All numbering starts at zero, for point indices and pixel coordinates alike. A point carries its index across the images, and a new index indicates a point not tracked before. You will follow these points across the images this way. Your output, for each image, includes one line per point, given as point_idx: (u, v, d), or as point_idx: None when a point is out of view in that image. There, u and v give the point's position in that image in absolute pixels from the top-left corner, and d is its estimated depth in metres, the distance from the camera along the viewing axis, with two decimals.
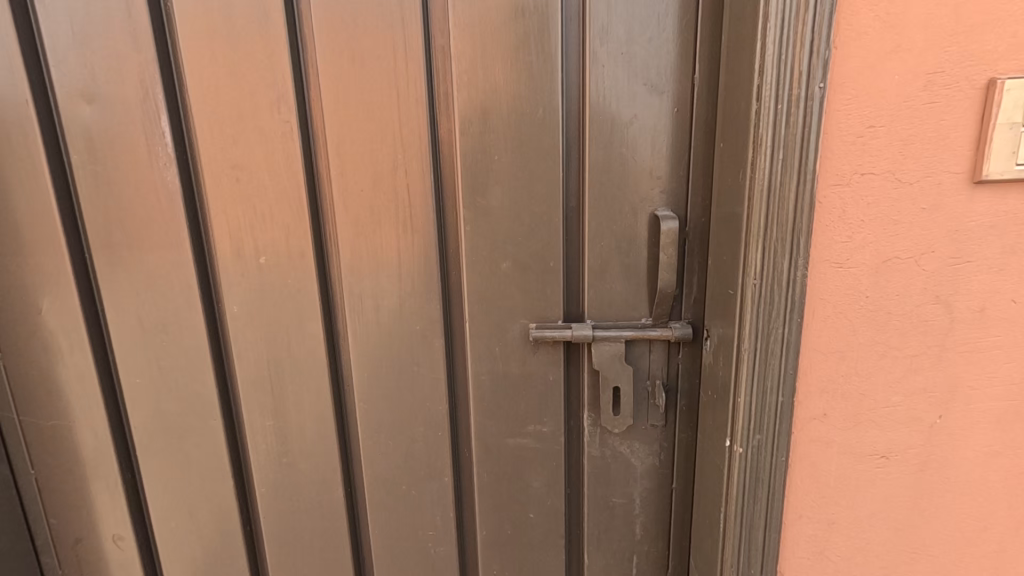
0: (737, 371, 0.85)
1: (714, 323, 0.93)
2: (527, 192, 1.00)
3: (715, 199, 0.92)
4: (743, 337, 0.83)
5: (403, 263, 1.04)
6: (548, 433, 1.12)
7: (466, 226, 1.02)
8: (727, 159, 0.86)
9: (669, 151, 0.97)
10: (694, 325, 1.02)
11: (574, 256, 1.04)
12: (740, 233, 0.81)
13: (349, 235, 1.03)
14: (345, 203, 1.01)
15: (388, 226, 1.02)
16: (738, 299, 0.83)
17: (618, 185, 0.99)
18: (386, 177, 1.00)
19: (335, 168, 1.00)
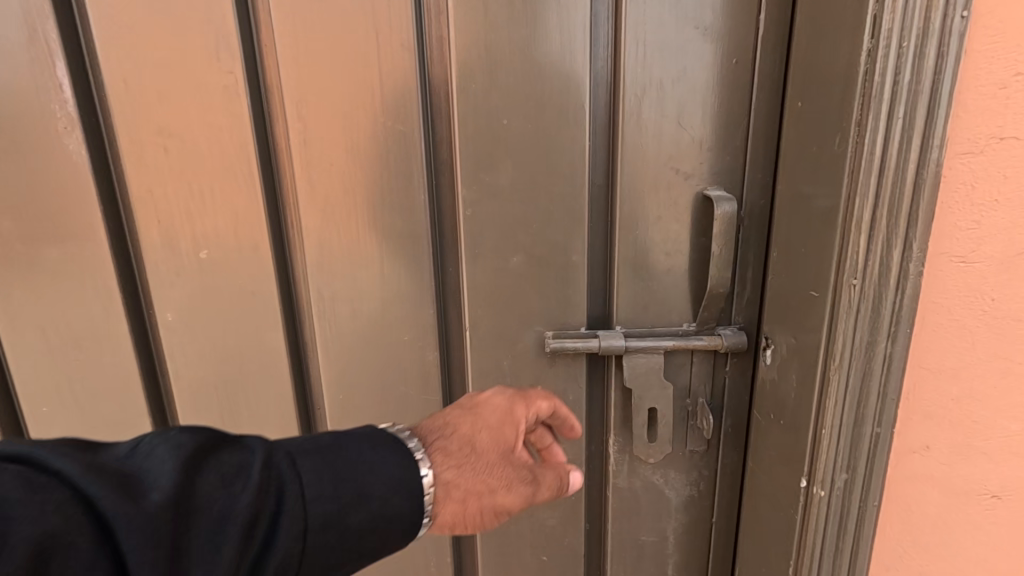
0: (821, 394, 0.67)
1: (779, 330, 0.74)
2: (544, 166, 0.79)
3: (782, 176, 0.73)
4: (833, 352, 0.64)
5: (388, 257, 0.82)
6: (565, 461, 0.93)
7: (467, 211, 0.81)
8: (809, 122, 0.66)
9: (724, 115, 0.77)
10: (748, 332, 0.84)
11: (600, 248, 0.84)
12: (833, 217, 0.62)
13: (316, 224, 0.80)
14: (311, 183, 0.79)
15: (367, 212, 0.80)
16: (827, 303, 0.64)
17: (659, 159, 0.79)
18: (363, 147, 0.78)
19: (295, 137, 0.77)
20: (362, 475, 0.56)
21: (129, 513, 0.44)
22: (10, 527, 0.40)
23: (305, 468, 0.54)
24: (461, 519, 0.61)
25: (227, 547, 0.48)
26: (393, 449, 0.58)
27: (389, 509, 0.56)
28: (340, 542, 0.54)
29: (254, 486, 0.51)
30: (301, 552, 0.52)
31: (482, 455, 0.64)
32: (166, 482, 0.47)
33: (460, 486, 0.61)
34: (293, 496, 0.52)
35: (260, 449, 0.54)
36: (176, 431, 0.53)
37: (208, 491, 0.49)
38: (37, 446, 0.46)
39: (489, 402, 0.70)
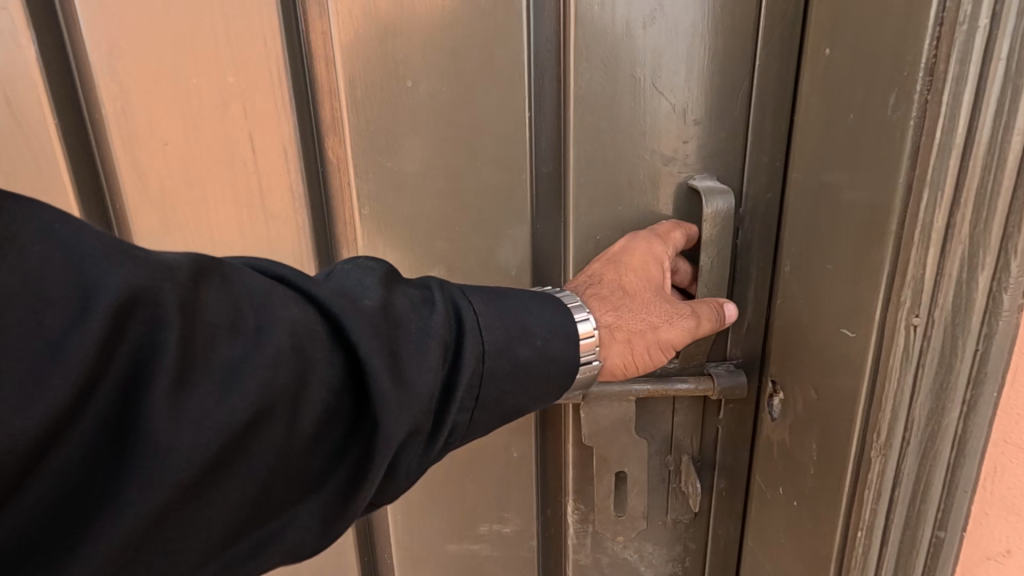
0: (857, 479, 0.46)
1: (791, 378, 0.53)
2: (468, 146, 0.57)
3: (796, 160, 0.51)
4: (880, 424, 0.43)
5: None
6: (511, 534, 0.72)
7: (363, 209, 0.58)
8: (842, 78, 0.44)
9: (718, 73, 0.55)
10: (748, 369, 0.63)
11: (551, 260, 0.62)
12: (885, 222, 0.40)
13: (151, 228, 0.58)
14: (139, 171, 0.56)
15: (221, 212, 0.58)
16: (869, 350, 0.43)
17: (626, 137, 0.57)
18: (208, 119, 0.55)
19: (108, 102, 0.54)
20: (528, 314, 0.48)
21: (353, 312, 0.41)
22: (267, 308, 0.38)
23: (478, 295, 0.48)
24: (631, 363, 0.55)
25: (433, 356, 0.43)
26: (550, 297, 0.51)
27: (559, 351, 0.48)
28: (521, 371, 0.47)
29: (442, 305, 0.45)
30: (501, 374, 0.46)
31: (634, 299, 0.55)
32: (378, 292, 0.43)
33: (622, 326, 0.54)
34: (474, 324, 0.46)
35: (434, 282, 0.48)
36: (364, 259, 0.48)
37: (407, 306, 0.44)
38: (259, 261, 0.43)
39: (625, 247, 0.56)
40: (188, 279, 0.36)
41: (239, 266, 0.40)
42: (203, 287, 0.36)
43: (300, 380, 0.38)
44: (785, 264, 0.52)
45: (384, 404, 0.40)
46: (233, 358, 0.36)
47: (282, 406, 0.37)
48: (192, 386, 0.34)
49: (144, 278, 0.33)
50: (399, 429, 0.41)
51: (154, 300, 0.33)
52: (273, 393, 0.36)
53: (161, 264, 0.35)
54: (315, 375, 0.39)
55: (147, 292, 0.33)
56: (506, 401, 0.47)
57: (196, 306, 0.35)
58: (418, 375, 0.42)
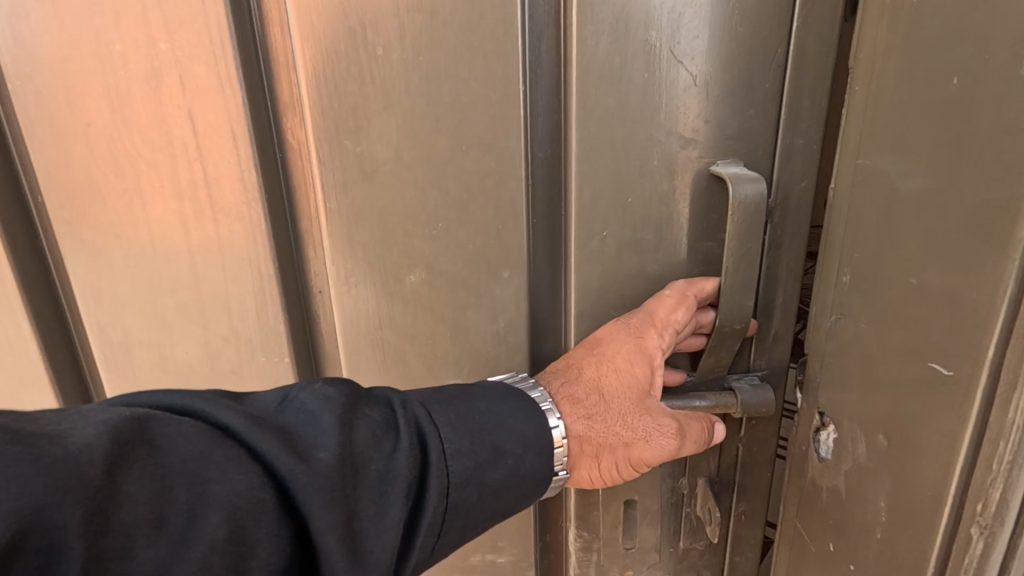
0: (950, 554, 0.37)
1: (849, 414, 0.46)
2: (451, 127, 0.48)
3: (868, 144, 0.43)
4: (988, 496, 0.34)
5: (205, 279, 0.51)
6: (505, 565, 0.64)
7: (328, 202, 0.50)
8: (939, 47, 0.36)
9: (749, 36, 0.46)
10: (772, 383, 0.56)
11: (547, 260, 0.53)
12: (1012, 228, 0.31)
13: (80, 227, 0.49)
14: (58, 160, 0.47)
15: (158, 207, 0.49)
16: (975, 390, 0.34)
17: (638, 115, 0.48)
18: (139, 95, 0.46)
19: (16, 75, 0.45)
20: (499, 428, 0.45)
21: (306, 473, 0.35)
22: (202, 483, 0.33)
23: (444, 420, 0.43)
24: (597, 476, 0.51)
25: (395, 510, 0.38)
26: (527, 402, 0.47)
27: (531, 466, 0.45)
28: (490, 497, 0.43)
29: (405, 442, 0.41)
30: (470, 506, 0.43)
31: (608, 407, 0.50)
32: (336, 437, 0.38)
33: (592, 439, 0.50)
34: (439, 453, 0.42)
35: (396, 403, 0.43)
36: (319, 380, 0.42)
37: (366, 446, 0.39)
38: (194, 399, 0.37)
39: (609, 340, 0.50)
40: (100, 475, 0.30)
41: (171, 425, 0.34)
42: (118, 475, 0.31)
43: (239, 569, 0.32)
44: (845, 275, 0.46)
45: None
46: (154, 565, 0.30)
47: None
48: None
49: (43, 493, 0.28)
50: None
51: (53, 519, 0.28)
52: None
53: (60, 466, 0.29)
54: (257, 559, 0.33)
55: (43, 513, 0.28)
56: (470, 529, 0.43)
57: (112, 501, 0.30)
58: (377, 541, 0.37)
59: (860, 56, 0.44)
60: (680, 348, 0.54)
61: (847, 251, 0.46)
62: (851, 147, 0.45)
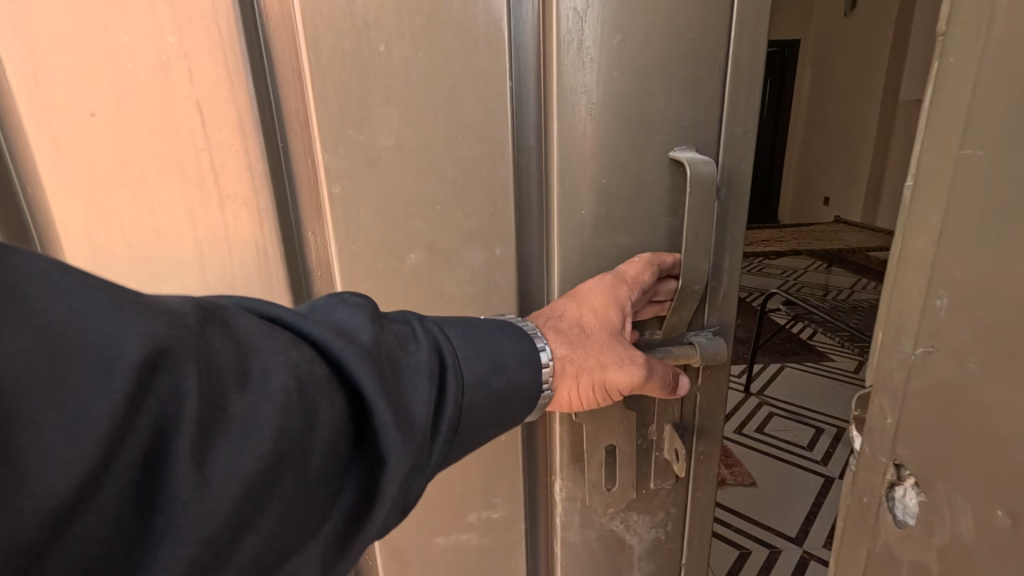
0: None
1: (942, 471, 0.41)
2: (449, 117, 0.53)
3: (979, 151, 0.37)
4: None
5: (212, 262, 0.54)
6: (500, 521, 0.70)
7: (333, 188, 0.53)
8: None
9: (699, 43, 0.55)
10: (723, 336, 0.66)
11: (533, 237, 0.60)
12: None
13: (82, 214, 0.51)
14: (63, 149, 0.49)
15: (166, 196, 0.51)
16: None
17: (612, 106, 0.55)
18: (148, 89, 0.48)
19: (20, 66, 0.46)
20: (500, 343, 0.51)
21: (353, 350, 0.41)
22: (267, 353, 0.37)
23: (454, 331, 0.50)
24: (576, 398, 0.58)
25: (424, 389, 0.44)
26: (515, 327, 0.54)
27: (525, 380, 0.52)
28: (493, 399, 0.49)
29: (425, 341, 0.47)
30: (481, 405, 0.49)
31: (586, 343, 0.56)
32: (370, 329, 0.44)
33: (574, 361, 0.55)
34: (452, 356, 0.48)
35: (413, 318, 0.49)
36: (347, 294, 0.48)
37: (394, 341, 0.45)
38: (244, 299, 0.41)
39: (590, 286, 0.58)
40: (198, 327, 0.34)
41: (233, 307, 0.38)
42: (211, 331, 0.35)
43: (311, 422, 0.37)
44: (940, 300, 0.40)
45: (389, 439, 0.40)
46: (245, 408, 0.34)
47: (296, 450, 0.36)
48: (216, 438, 0.32)
49: (164, 332, 0.31)
50: (400, 466, 0.41)
51: (175, 351, 0.31)
52: (290, 437, 0.35)
53: (170, 312, 0.32)
54: (321, 416, 0.38)
55: (168, 344, 0.31)
56: (476, 432, 0.49)
57: (210, 351, 0.34)
58: (415, 408, 0.43)
59: (955, 49, 0.38)
60: (643, 314, 0.63)
61: (941, 272, 0.40)
62: (949, 152, 0.39)
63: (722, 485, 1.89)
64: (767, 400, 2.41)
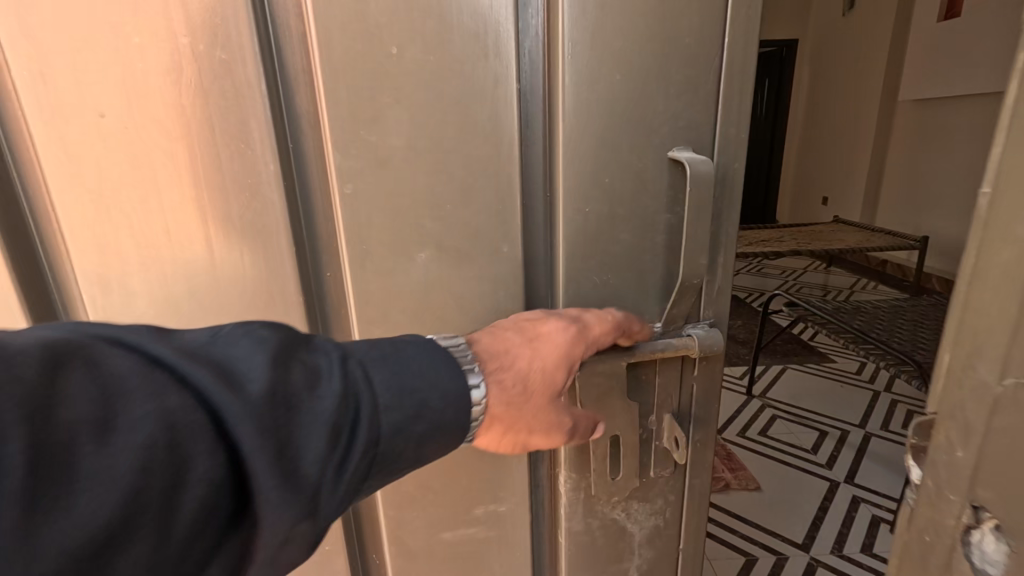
0: None
1: None
2: (458, 117, 0.54)
3: None
4: None
5: (219, 261, 0.54)
6: (507, 513, 0.72)
7: (343, 187, 0.54)
8: None
9: (695, 47, 0.58)
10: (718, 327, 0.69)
11: (538, 235, 0.62)
12: None
13: (88, 212, 0.51)
14: (70, 151, 0.49)
15: (172, 196, 0.51)
16: None
17: (613, 108, 0.58)
18: (159, 91, 0.48)
19: (31, 69, 0.47)
20: (428, 387, 0.48)
21: (234, 402, 0.39)
22: (127, 405, 0.36)
23: (377, 373, 0.47)
24: (492, 444, 0.57)
25: (320, 443, 0.42)
26: (444, 353, 0.50)
27: (453, 420, 0.49)
28: (412, 445, 0.47)
29: (338, 385, 0.44)
30: (396, 450, 0.46)
31: (528, 401, 0.56)
32: (269, 375, 0.42)
33: (504, 418, 0.54)
34: (372, 401, 0.45)
35: (334, 355, 0.46)
36: (257, 326, 0.46)
37: (301, 386, 0.43)
38: (136, 331, 0.40)
39: (546, 339, 0.57)
40: (31, 382, 0.33)
41: (116, 351, 0.37)
42: (56, 382, 0.34)
43: (176, 478, 0.36)
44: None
45: (263, 495, 0.39)
46: (103, 465, 0.33)
47: (156, 509, 0.35)
48: (47, 503, 0.31)
49: None
50: (282, 520, 0.40)
51: None
52: (148, 498, 0.34)
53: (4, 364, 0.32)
54: (192, 471, 0.36)
55: None
56: (393, 469, 0.47)
57: (54, 406, 0.33)
58: (306, 460, 0.41)
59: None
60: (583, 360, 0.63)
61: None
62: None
63: (726, 489, 1.96)
64: (771, 403, 2.52)
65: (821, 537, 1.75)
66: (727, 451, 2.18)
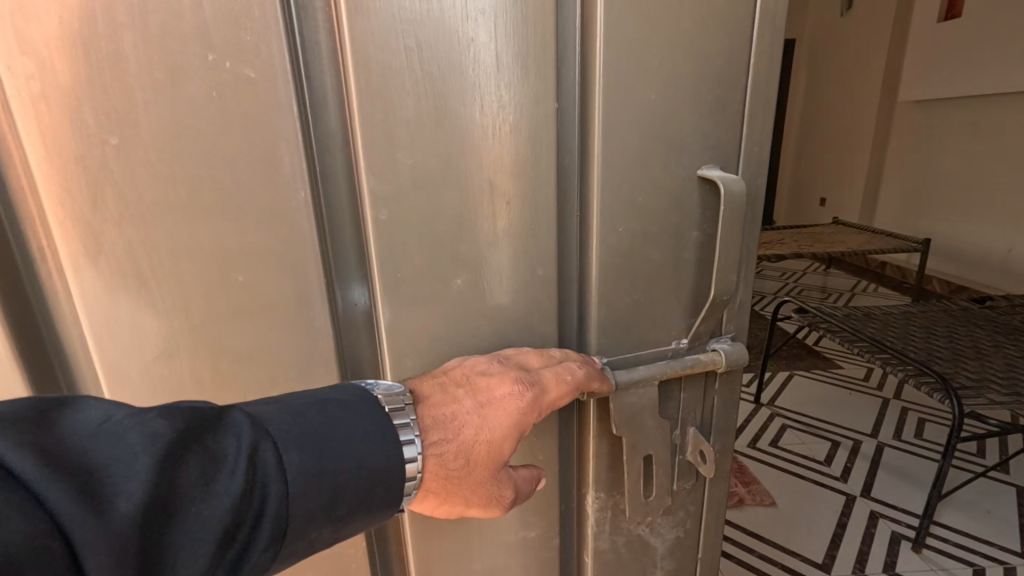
0: None
1: None
2: (496, 138, 0.52)
3: None
4: None
5: (239, 280, 0.51)
6: (537, 540, 0.71)
7: (378, 212, 0.51)
8: None
9: (724, 67, 0.59)
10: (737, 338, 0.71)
11: (570, 256, 0.61)
12: None
13: (95, 227, 0.48)
14: (70, 181, 0.46)
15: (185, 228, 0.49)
16: None
17: (647, 128, 0.57)
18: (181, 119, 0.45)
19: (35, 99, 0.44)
20: (346, 471, 0.41)
21: (91, 530, 0.32)
22: None
23: (293, 459, 0.39)
24: (430, 508, 0.51)
25: (200, 559, 0.35)
26: (382, 420, 0.44)
27: (380, 499, 0.43)
28: (299, 541, 0.40)
29: (240, 481, 0.37)
30: (306, 541, 0.40)
31: (466, 475, 0.49)
32: (140, 482, 0.34)
33: (439, 489, 0.49)
34: (280, 494, 0.39)
35: (246, 436, 0.39)
36: (154, 411, 0.38)
37: (186, 489, 0.36)
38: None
39: (496, 401, 0.50)
40: None
41: None
42: None
43: None
44: None
45: None
46: None
47: None
48: None
49: None
50: None
51: None
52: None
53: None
54: None
55: None
56: (297, 556, 0.41)
57: None
58: None
59: None
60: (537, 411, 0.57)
61: None
62: None
63: (739, 505, 2.03)
64: (780, 413, 2.67)
65: (842, 554, 1.80)
66: (738, 463, 2.27)
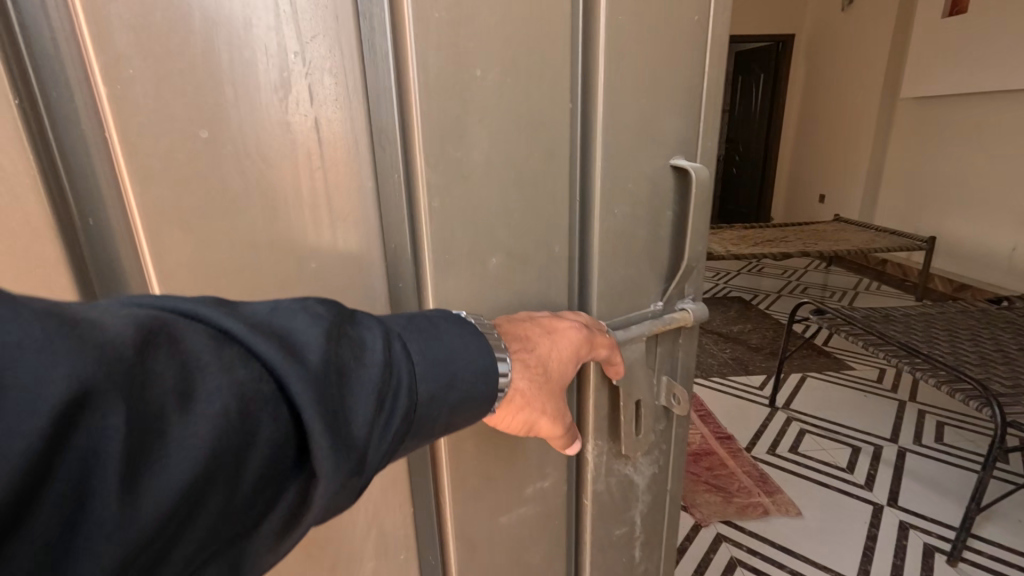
0: None
1: None
2: (520, 136, 0.65)
3: None
4: None
5: (307, 244, 0.64)
6: (550, 487, 0.85)
7: (431, 202, 0.63)
8: None
9: (689, 82, 0.73)
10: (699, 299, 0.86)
11: (574, 239, 0.74)
12: None
13: (185, 205, 0.58)
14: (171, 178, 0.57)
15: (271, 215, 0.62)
16: None
17: (635, 131, 0.71)
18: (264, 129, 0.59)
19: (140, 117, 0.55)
20: (456, 362, 0.54)
21: (296, 373, 0.44)
22: (202, 375, 0.40)
23: (415, 348, 0.53)
24: (507, 422, 0.63)
25: (368, 407, 0.48)
26: (473, 327, 0.58)
27: (480, 392, 0.56)
28: (425, 411, 0.53)
29: (382, 357, 0.50)
30: (429, 413, 0.53)
31: (545, 385, 0.63)
32: (318, 348, 0.47)
33: (525, 395, 0.61)
34: (409, 372, 0.52)
35: (379, 330, 0.52)
36: (311, 302, 0.51)
37: (348, 359, 0.48)
38: (199, 306, 0.44)
39: (564, 331, 0.65)
40: (133, 353, 0.37)
41: (184, 324, 0.42)
42: (149, 357, 0.38)
43: (245, 441, 0.41)
44: None
45: (319, 462, 0.44)
46: (186, 431, 0.38)
47: (227, 466, 0.40)
48: (146, 463, 0.36)
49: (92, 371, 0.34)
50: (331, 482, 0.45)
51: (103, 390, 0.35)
52: (222, 455, 0.39)
53: (105, 343, 0.36)
54: (260, 435, 0.42)
55: (92, 385, 0.34)
56: (425, 426, 0.53)
57: (149, 377, 0.38)
58: (351, 424, 0.47)
59: None
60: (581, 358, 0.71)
61: None
62: None
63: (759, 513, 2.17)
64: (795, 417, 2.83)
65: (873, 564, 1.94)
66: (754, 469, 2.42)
